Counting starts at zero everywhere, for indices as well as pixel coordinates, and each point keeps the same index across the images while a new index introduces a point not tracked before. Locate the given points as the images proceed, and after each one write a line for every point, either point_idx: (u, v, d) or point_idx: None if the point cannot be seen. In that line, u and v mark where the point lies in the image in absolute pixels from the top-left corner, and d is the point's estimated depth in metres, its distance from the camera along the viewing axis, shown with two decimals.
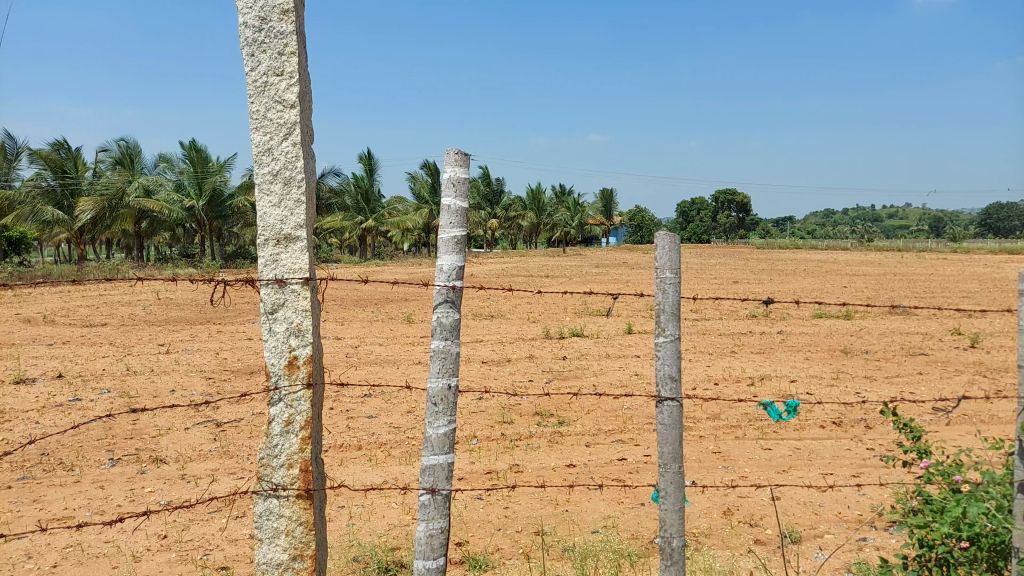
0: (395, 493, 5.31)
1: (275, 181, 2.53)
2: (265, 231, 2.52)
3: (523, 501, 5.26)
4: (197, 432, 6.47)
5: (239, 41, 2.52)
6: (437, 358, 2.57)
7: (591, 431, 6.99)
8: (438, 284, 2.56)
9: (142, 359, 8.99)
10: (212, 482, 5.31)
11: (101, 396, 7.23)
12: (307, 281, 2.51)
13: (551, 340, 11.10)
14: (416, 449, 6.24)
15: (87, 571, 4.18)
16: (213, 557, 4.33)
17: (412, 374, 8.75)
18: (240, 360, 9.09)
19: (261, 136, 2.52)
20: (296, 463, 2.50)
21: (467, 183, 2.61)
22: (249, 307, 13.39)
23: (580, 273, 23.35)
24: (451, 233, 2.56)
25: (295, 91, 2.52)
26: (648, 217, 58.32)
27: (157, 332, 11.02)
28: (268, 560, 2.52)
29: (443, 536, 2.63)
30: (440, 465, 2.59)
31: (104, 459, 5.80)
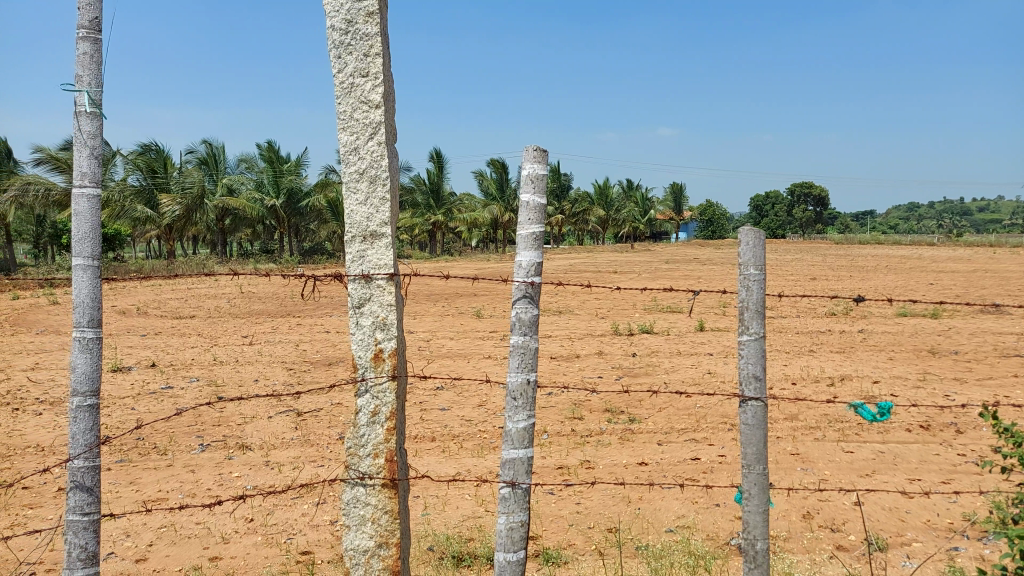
0: (468, 485, 5.38)
1: (362, 179, 2.60)
2: (352, 228, 2.59)
3: (595, 498, 5.25)
4: (279, 421, 6.73)
5: (327, 44, 2.59)
6: (516, 353, 2.59)
7: (664, 429, 6.90)
8: (516, 280, 2.58)
9: (227, 350, 9.41)
10: (294, 470, 5.52)
11: (190, 385, 7.62)
12: (391, 277, 2.58)
13: (620, 336, 11.01)
14: (488, 442, 6.31)
15: (180, 551, 4.42)
16: (296, 542, 4.51)
17: (483, 368, 8.84)
18: (319, 352, 9.39)
19: (348, 136, 2.59)
20: (381, 453, 2.57)
21: (545, 179, 2.61)
22: (326, 301, 13.80)
23: (649, 269, 22.98)
24: (529, 229, 2.57)
25: (379, 91, 2.58)
26: (719, 212, 56.76)
27: (241, 324, 11.50)
28: (355, 547, 2.59)
29: (523, 529, 2.65)
30: (519, 459, 2.60)
31: (193, 445, 6.11)
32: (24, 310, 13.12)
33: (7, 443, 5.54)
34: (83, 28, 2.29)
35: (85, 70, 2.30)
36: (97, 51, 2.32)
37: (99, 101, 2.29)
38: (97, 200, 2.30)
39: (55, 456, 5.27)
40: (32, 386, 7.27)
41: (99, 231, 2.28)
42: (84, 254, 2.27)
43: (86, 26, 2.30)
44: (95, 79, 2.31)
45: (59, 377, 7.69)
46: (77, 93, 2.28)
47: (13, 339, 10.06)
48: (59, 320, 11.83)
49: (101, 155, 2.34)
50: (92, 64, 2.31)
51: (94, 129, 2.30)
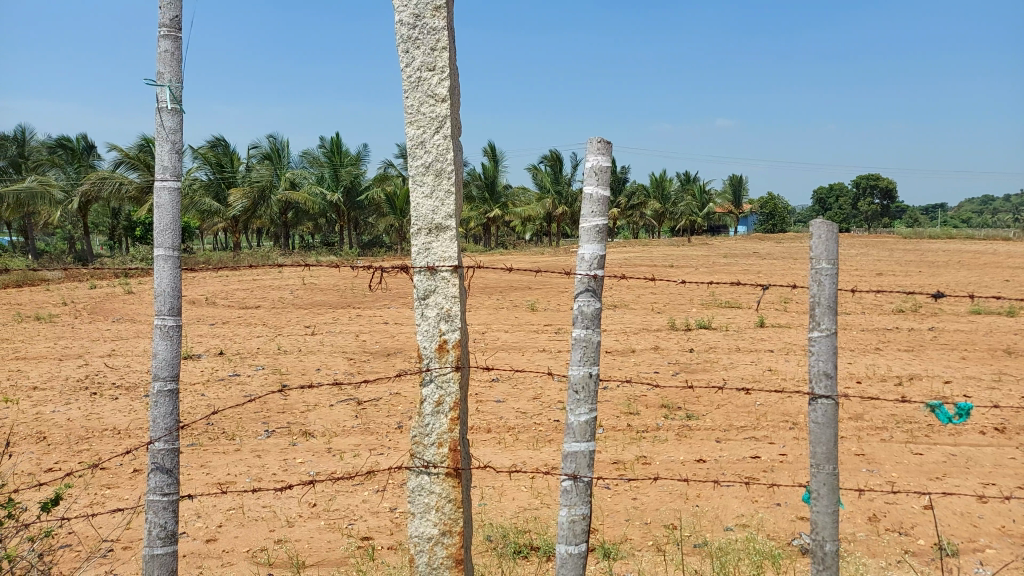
0: (525, 477, 5.41)
1: (428, 173, 2.63)
2: (418, 221, 2.63)
3: (652, 494, 5.21)
4: (340, 409, 6.91)
5: (395, 39, 2.63)
6: (578, 346, 2.58)
7: (722, 426, 6.79)
8: (579, 273, 2.57)
9: (290, 339, 9.70)
10: (355, 457, 5.66)
11: (256, 372, 7.89)
12: (456, 269, 2.61)
13: (677, 331, 10.87)
14: (544, 435, 6.33)
15: (248, 532, 4.58)
16: (357, 527, 4.63)
17: (538, 360, 8.86)
18: (378, 342, 9.58)
19: (415, 130, 2.63)
20: (445, 442, 2.61)
21: (610, 171, 2.58)
22: (385, 293, 14.06)
23: (706, 263, 22.59)
24: (593, 222, 2.56)
25: (446, 85, 2.61)
26: (779, 205, 55.18)
27: (303, 314, 11.82)
28: (420, 534, 2.64)
29: (585, 522, 2.65)
30: (582, 452, 2.60)
31: (260, 431, 6.32)
32: (102, 299, 13.79)
33: (88, 426, 5.83)
34: (164, 27, 2.38)
35: (166, 67, 2.39)
36: (177, 49, 2.41)
37: (179, 98, 2.38)
38: (178, 192, 2.39)
39: (132, 439, 5.54)
40: (110, 372, 7.64)
41: (179, 223, 2.36)
42: (165, 244, 2.37)
43: (167, 24, 2.39)
44: (175, 77, 2.39)
45: (134, 363, 8.06)
46: (159, 90, 2.37)
47: (92, 327, 10.58)
48: (134, 309, 12.40)
49: (180, 150, 2.42)
50: (172, 62, 2.39)
51: (174, 124, 2.38)
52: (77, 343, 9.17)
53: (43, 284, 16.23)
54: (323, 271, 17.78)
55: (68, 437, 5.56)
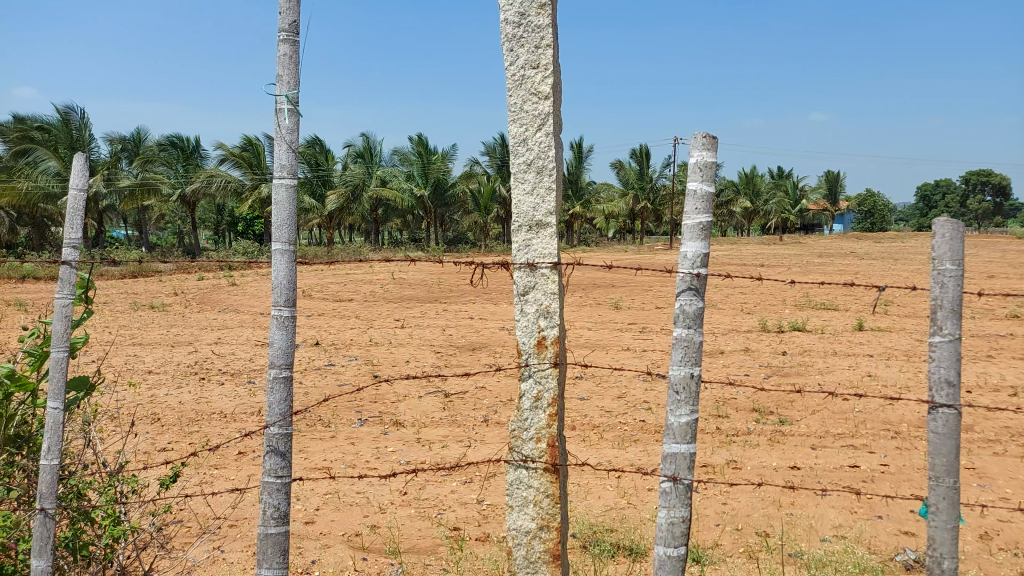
0: (611, 476, 5.38)
1: (529, 170, 2.65)
2: (519, 217, 2.66)
3: (743, 499, 5.07)
4: (429, 401, 7.07)
5: (500, 38, 2.66)
6: (679, 346, 2.52)
7: (818, 433, 6.51)
8: (681, 271, 2.52)
9: (381, 332, 10.01)
10: (443, 448, 5.79)
11: (350, 363, 8.18)
12: (555, 265, 2.61)
13: (769, 332, 10.51)
14: (629, 434, 6.27)
15: (343, 517, 4.76)
16: (446, 517, 4.73)
17: (624, 359, 8.78)
18: (465, 337, 9.74)
19: (518, 127, 2.65)
20: (543, 437, 2.63)
21: (715, 167, 2.51)
22: (471, 289, 14.23)
23: (799, 263, 21.63)
24: (696, 219, 2.49)
25: (549, 82, 2.62)
26: (880, 202, 52.19)
27: (393, 308, 12.14)
28: (518, 527, 2.67)
29: (684, 525, 2.60)
30: (682, 454, 2.56)
31: (353, 419, 6.56)
32: (208, 289, 14.62)
33: (197, 409, 6.20)
34: (284, 32, 2.50)
35: (285, 71, 2.50)
36: (295, 53, 2.53)
37: (297, 99, 2.49)
38: (294, 188, 2.50)
39: (238, 423, 5.86)
40: (217, 358, 8.12)
41: (294, 220, 2.47)
42: (282, 239, 2.49)
43: (286, 29, 2.50)
44: (291, 80, 2.50)
45: (238, 351, 8.50)
46: (278, 93, 2.49)
47: (200, 316, 11.23)
48: (237, 300, 13.09)
49: (296, 149, 2.53)
50: (291, 65, 2.51)
51: (292, 124, 2.50)
52: (187, 331, 9.76)
53: (156, 275, 17.36)
54: (411, 267, 18.18)
55: (179, 419, 5.93)
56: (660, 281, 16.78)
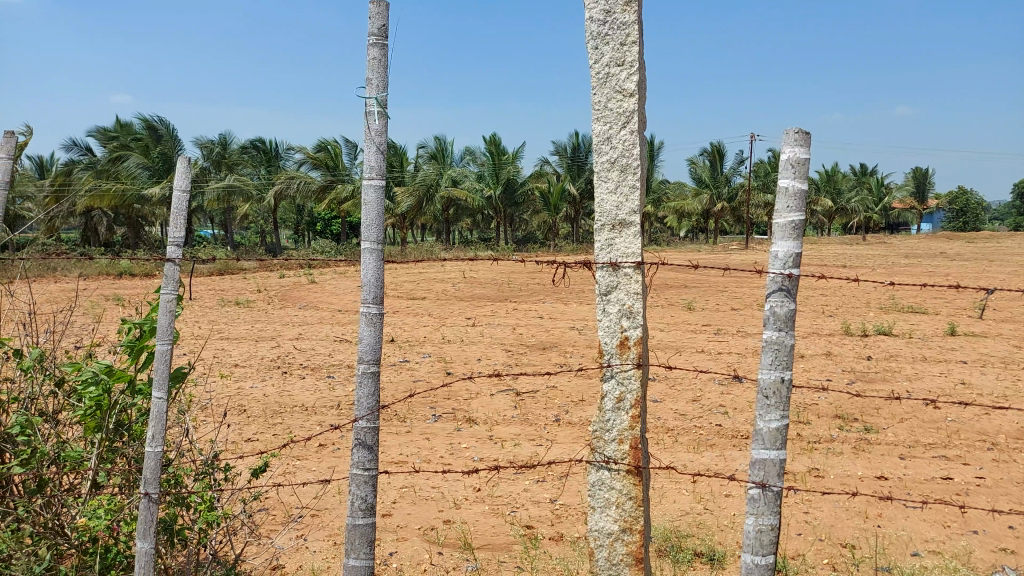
0: (686, 481, 5.28)
1: (613, 169, 2.61)
2: (602, 217, 2.62)
3: (825, 509, 4.88)
4: (501, 399, 7.13)
5: (585, 36, 2.64)
6: (770, 349, 2.45)
7: (906, 442, 6.21)
8: (772, 272, 2.44)
9: (454, 330, 10.14)
10: (516, 446, 5.82)
11: (423, 360, 8.33)
12: (638, 265, 2.56)
13: (852, 336, 10.09)
14: (704, 438, 6.14)
15: (419, 510, 4.85)
16: (519, 515, 4.75)
17: (698, 361, 8.61)
18: (535, 336, 9.75)
19: (602, 125, 2.62)
20: (626, 439, 2.60)
21: (808, 163, 2.42)
22: (541, 289, 14.25)
23: (883, 264, 20.68)
24: (788, 217, 2.41)
25: (635, 79, 2.58)
26: (973, 200, 49.25)
27: (465, 307, 12.29)
28: (600, 529, 2.65)
29: (773, 533, 2.52)
30: (771, 461, 2.48)
31: (428, 415, 6.67)
32: (289, 287, 15.17)
33: (280, 402, 6.43)
34: (373, 36, 2.56)
35: (374, 74, 2.56)
36: (383, 56, 2.58)
37: (386, 101, 2.54)
38: (383, 189, 2.56)
39: (319, 416, 6.05)
40: (299, 353, 8.42)
41: (381, 220, 2.53)
42: (370, 238, 2.55)
43: (376, 33, 2.56)
44: (380, 83, 2.56)
45: (318, 347, 8.79)
46: (368, 95, 2.54)
47: (282, 312, 11.67)
48: (317, 297, 13.53)
49: (384, 150, 2.58)
50: (380, 68, 2.56)
51: (380, 126, 2.55)
52: (270, 327, 10.15)
53: (241, 272, 18.16)
54: (482, 265, 18.35)
55: (264, 411, 6.17)
56: (734, 282, 16.36)
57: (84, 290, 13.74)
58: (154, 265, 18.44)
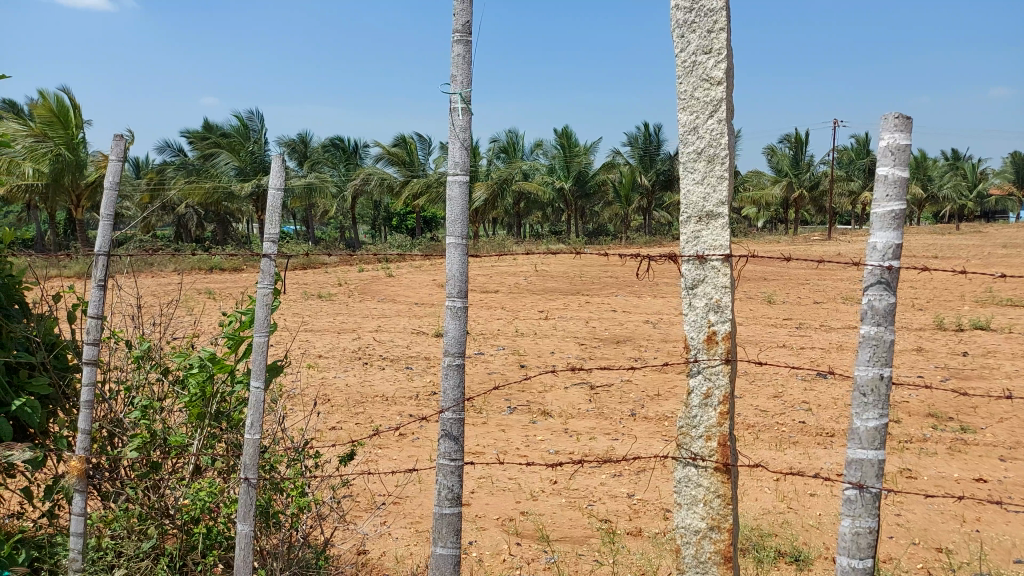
0: (768, 480, 5.13)
1: (700, 159, 2.53)
2: (687, 208, 2.55)
3: (918, 512, 4.66)
4: (575, 392, 7.12)
5: (670, 24, 2.58)
6: (867, 345, 2.35)
7: (1007, 444, 5.84)
8: (870, 264, 2.34)
9: (527, 323, 10.19)
10: (591, 440, 5.81)
11: (498, 352, 8.41)
12: (727, 258, 2.49)
13: (946, 331, 9.56)
14: (786, 436, 5.96)
15: (497, 500, 4.91)
16: (596, 508, 4.73)
17: (778, 356, 8.35)
18: (608, 329, 9.68)
19: (688, 115, 2.55)
20: (714, 436, 2.54)
21: (909, 149, 2.29)
22: (614, 282, 14.13)
23: (980, 254, 19.47)
24: (888, 207, 2.29)
25: (723, 67, 2.50)
26: None
27: (537, 300, 12.33)
28: (687, 526, 2.61)
29: (872, 537, 2.43)
30: (869, 461, 2.38)
31: (503, 407, 6.74)
32: (367, 280, 15.57)
33: (362, 392, 6.63)
34: (457, 33, 2.58)
35: (459, 71, 2.58)
36: (467, 52, 2.60)
37: (470, 97, 2.56)
38: (467, 185, 2.58)
39: (399, 406, 6.21)
40: (378, 344, 8.65)
41: (464, 216, 2.56)
42: (455, 233, 2.59)
43: (460, 30, 2.58)
44: (464, 80, 2.58)
45: (396, 339, 9.00)
46: (453, 91, 2.57)
47: (362, 305, 12.00)
48: (394, 290, 13.85)
49: (469, 146, 2.61)
50: (464, 65, 2.58)
51: (464, 123, 2.58)
52: (351, 319, 10.46)
53: (321, 266, 18.77)
54: (553, 259, 18.33)
55: (347, 400, 6.38)
56: (815, 274, 15.77)
57: (181, 282, 14.51)
58: (241, 259, 19.30)
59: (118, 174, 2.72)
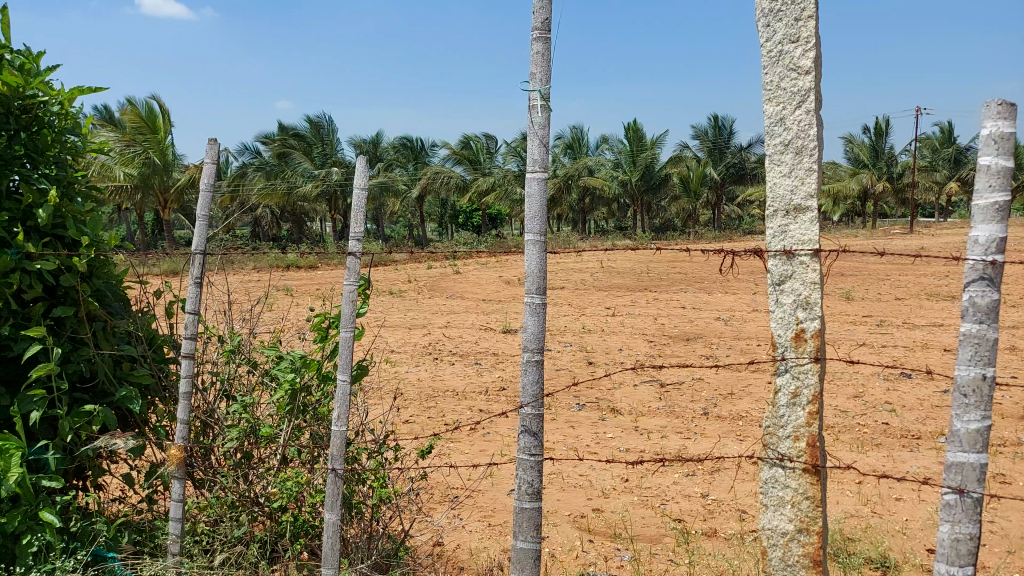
0: (849, 483, 4.95)
1: (787, 151, 2.46)
2: (774, 202, 2.48)
3: (1015, 519, 4.40)
4: (645, 389, 7.05)
5: (756, 14, 2.52)
6: (968, 343, 2.24)
7: None
8: (971, 258, 2.23)
9: (594, 319, 10.15)
10: (662, 438, 5.75)
11: (566, 349, 8.41)
12: (817, 252, 2.41)
13: None
14: (868, 437, 5.74)
15: (568, 497, 4.92)
16: (670, 508, 4.67)
17: (858, 354, 8.05)
18: (678, 326, 9.54)
19: (773, 106, 2.49)
20: (803, 436, 2.48)
21: (1014, 138, 2.16)
22: (683, 278, 13.91)
23: None
24: (991, 198, 2.17)
25: (811, 56, 2.43)
26: None
27: (604, 296, 12.26)
28: (773, 527, 2.55)
29: (972, 544, 2.32)
30: (970, 464, 2.28)
31: (572, 403, 6.74)
32: (435, 277, 15.81)
33: (433, 386, 6.74)
34: (537, 30, 2.59)
35: (538, 68, 2.59)
36: (547, 49, 2.60)
37: (549, 94, 2.56)
38: (546, 182, 2.59)
39: (469, 400, 6.29)
40: (448, 340, 8.79)
41: (544, 213, 2.57)
42: (534, 230, 2.60)
43: (540, 27, 2.58)
44: (543, 77, 2.59)
45: (465, 335, 9.12)
46: (532, 89, 2.58)
47: (431, 302, 12.19)
48: (462, 287, 14.02)
49: (547, 143, 2.61)
50: (543, 62, 2.58)
51: (543, 120, 2.58)
52: (421, 315, 10.66)
53: (391, 264, 19.20)
54: (620, 255, 18.19)
55: (419, 394, 6.50)
56: (896, 269, 15.11)
57: (260, 281, 15.11)
58: (316, 257, 19.92)
59: (214, 176, 2.85)
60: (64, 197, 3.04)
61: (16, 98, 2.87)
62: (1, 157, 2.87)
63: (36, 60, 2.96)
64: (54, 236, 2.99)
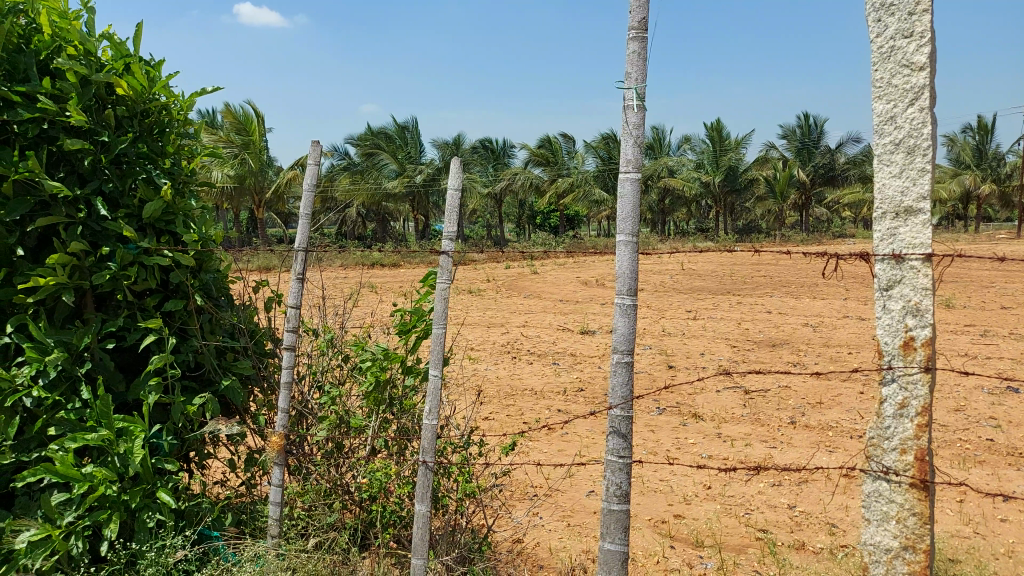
0: (949, 501, 4.68)
1: (898, 151, 2.36)
2: (882, 204, 2.38)
3: None
4: (728, 396, 6.87)
5: (866, 8, 2.42)
6: None
7: None
8: None
9: (674, 322, 9.98)
10: (746, 446, 5.59)
11: (645, 352, 8.30)
12: (929, 258, 2.29)
13: None
14: (970, 453, 5.40)
15: (648, 501, 4.86)
16: (755, 518, 4.55)
17: (959, 366, 7.59)
18: (762, 331, 9.26)
19: (883, 104, 2.38)
20: (910, 449, 2.36)
21: None
22: (768, 282, 13.49)
23: None
24: None
25: (926, 51, 2.31)
26: None
27: (684, 299, 12.05)
28: (876, 543, 2.46)
29: None
30: None
31: (652, 407, 6.64)
32: (514, 277, 15.96)
33: (512, 385, 6.80)
34: (633, 29, 2.56)
35: (633, 67, 2.56)
36: (642, 48, 2.57)
37: (644, 93, 2.53)
38: (639, 181, 2.56)
39: (547, 400, 6.31)
40: (526, 339, 8.85)
41: (637, 213, 2.55)
42: (626, 231, 2.59)
43: (636, 26, 2.56)
44: (639, 74, 2.56)
45: (543, 335, 9.14)
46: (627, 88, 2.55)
47: (510, 301, 12.29)
48: (540, 287, 14.08)
49: (641, 142, 2.58)
50: (638, 61, 2.56)
51: (638, 119, 2.55)
52: (499, 314, 10.76)
53: (471, 263, 19.52)
54: (700, 257, 17.84)
55: (498, 392, 6.57)
56: (1001, 276, 14.19)
57: (345, 278, 15.67)
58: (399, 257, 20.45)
59: (316, 177, 2.96)
60: (179, 196, 3.23)
61: (141, 103, 3.07)
62: (127, 156, 3.08)
63: (158, 68, 3.16)
64: (170, 232, 3.18)
